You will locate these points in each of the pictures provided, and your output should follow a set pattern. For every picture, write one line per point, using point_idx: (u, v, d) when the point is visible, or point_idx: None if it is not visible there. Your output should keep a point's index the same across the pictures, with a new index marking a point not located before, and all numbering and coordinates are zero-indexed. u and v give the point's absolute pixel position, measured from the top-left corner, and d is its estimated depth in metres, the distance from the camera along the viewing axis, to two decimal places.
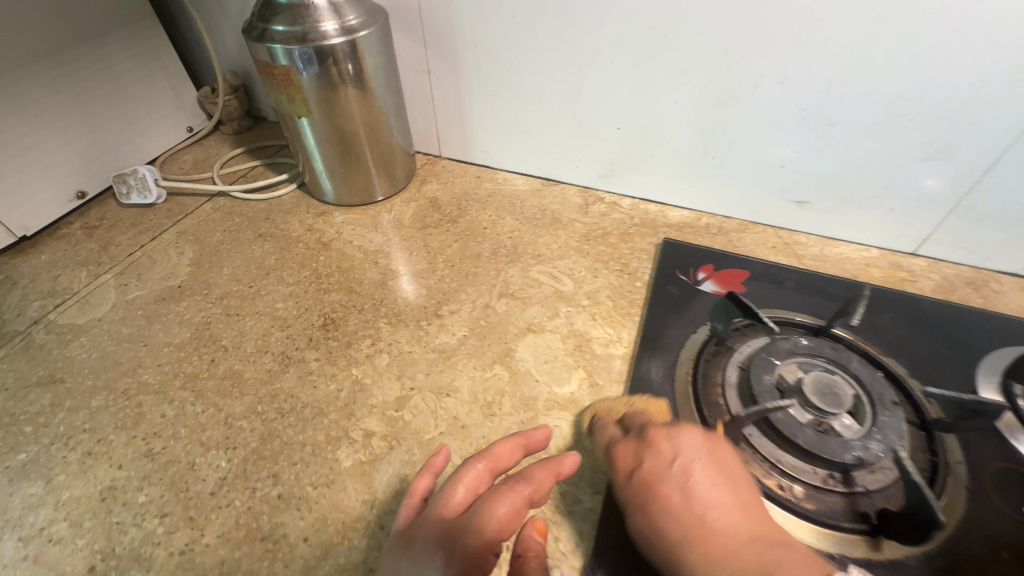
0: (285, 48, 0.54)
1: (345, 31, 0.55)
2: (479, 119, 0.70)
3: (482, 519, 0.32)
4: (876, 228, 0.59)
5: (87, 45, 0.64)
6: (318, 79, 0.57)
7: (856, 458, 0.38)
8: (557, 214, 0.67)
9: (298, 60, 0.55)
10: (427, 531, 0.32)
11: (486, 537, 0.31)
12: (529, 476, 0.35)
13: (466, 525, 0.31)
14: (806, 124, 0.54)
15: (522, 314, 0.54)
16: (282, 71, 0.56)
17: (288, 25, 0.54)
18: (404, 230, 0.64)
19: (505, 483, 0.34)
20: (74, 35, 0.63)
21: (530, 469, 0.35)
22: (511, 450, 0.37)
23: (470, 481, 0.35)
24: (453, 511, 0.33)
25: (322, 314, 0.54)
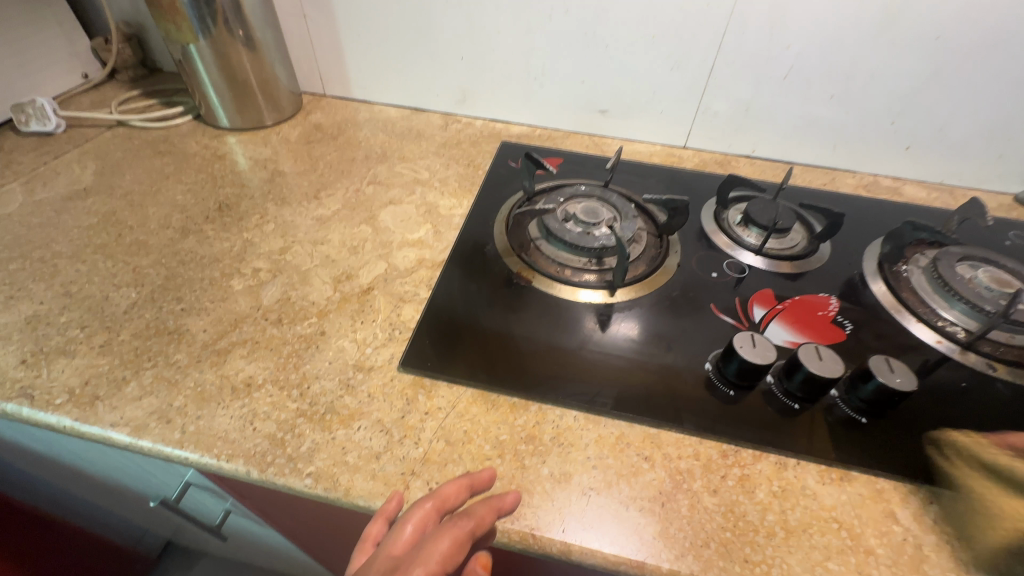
0: None
1: None
2: (353, 57, 0.83)
3: (425, 554, 0.34)
4: (655, 129, 0.80)
5: None
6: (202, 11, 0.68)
7: (606, 247, 0.57)
8: (422, 131, 0.82)
9: None
10: (376, 569, 0.35)
11: (427, 570, 0.33)
12: (471, 512, 0.36)
13: (409, 563, 0.34)
14: (591, 46, 0.73)
15: (386, 193, 0.69)
16: (168, 2, 0.67)
17: None
18: (291, 145, 0.77)
19: (448, 522, 0.36)
20: None
21: (472, 506, 0.36)
22: (456, 490, 0.37)
23: (417, 521, 0.36)
24: (401, 548, 0.35)
25: (217, 202, 0.66)
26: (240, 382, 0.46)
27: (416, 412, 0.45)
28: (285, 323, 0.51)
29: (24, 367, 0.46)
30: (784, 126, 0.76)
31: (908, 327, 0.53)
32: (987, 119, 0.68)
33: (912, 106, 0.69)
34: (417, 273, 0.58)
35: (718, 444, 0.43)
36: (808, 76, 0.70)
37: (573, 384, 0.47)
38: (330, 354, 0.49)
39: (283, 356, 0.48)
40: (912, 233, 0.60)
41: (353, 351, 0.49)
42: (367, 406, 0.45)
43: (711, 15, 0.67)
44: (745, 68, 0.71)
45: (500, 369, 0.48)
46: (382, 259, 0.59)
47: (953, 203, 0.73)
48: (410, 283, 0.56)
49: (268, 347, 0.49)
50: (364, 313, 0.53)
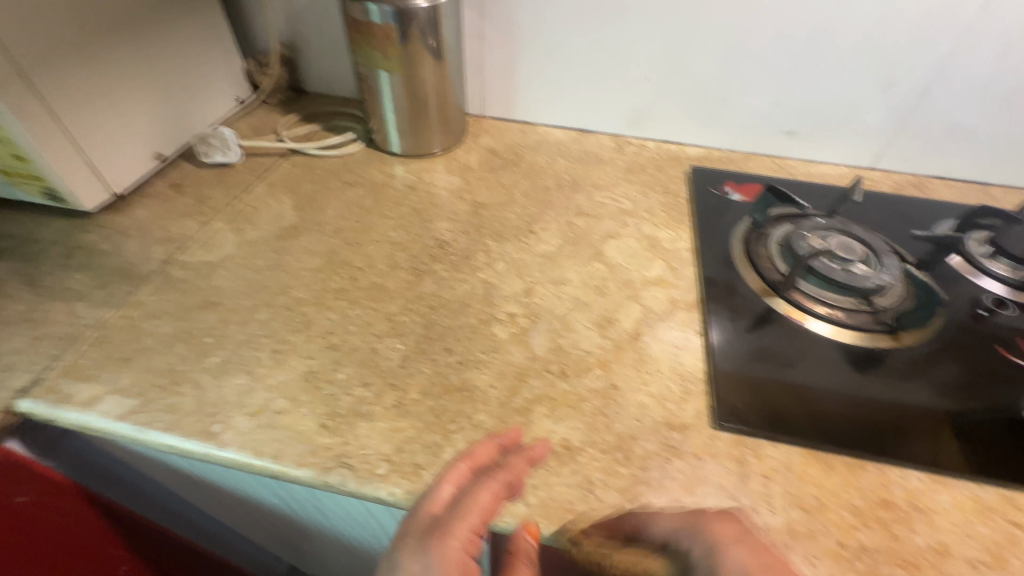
0: (379, 7, 0.63)
1: None
2: (524, 79, 0.81)
3: (467, 510, 0.37)
4: (844, 149, 0.77)
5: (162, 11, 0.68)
6: (408, 34, 0.65)
7: (874, 284, 0.54)
8: (599, 155, 0.79)
9: (390, 17, 0.64)
10: (416, 527, 0.37)
11: (470, 523, 0.37)
12: (508, 467, 0.39)
13: (450, 519, 0.37)
14: (796, 67, 0.71)
15: (599, 226, 0.66)
16: (381, 30, 0.65)
17: None
18: (476, 173, 0.74)
19: (486, 477, 0.38)
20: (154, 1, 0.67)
21: (508, 461, 0.40)
22: (489, 450, 0.40)
23: (454, 480, 0.38)
24: (440, 507, 0.37)
25: (434, 238, 0.63)
26: (559, 445, 0.44)
27: (755, 475, 0.42)
28: (570, 375, 0.49)
29: (327, 431, 0.44)
30: (989, 146, 0.73)
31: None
32: None
33: None
34: (675, 315, 0.55)
35: None
36: None
37: (908, 441, 0.44)
38: (635, 411, 0.46)
39: (588, 414, 0.46)
40: None
41: (656, 407, 0.47)
42: (703, 471, 0.42)
43: (939, 36, 0.64)
44: (961, 89, 0.68)
45: (823, 427, 0.45)
46: (632, 301, 0.56)
47: None
48: (675, 327, 0.54)
49: (567, 404, 0.47)
50: (645, 362, 0.50)
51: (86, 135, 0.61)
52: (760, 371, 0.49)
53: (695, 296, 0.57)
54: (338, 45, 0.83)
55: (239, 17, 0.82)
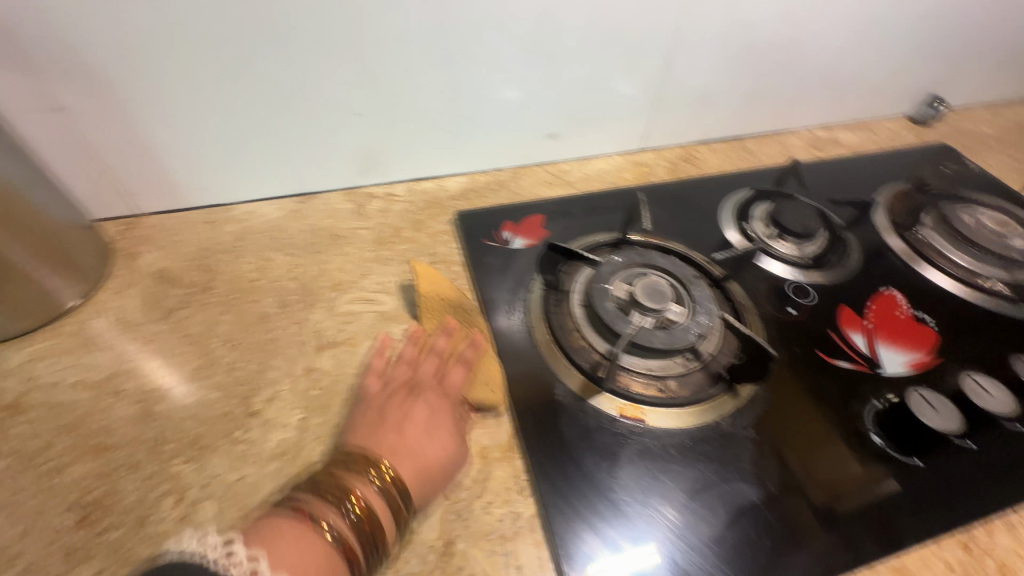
0: None
1: None
2: (174, 152, 0.52)
3: (409, 424, 0.38)
4: (611, 138, 0.68)
5: None
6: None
7: (696, 334, 0.45)
8: (334, 229, 0.57)
9: None
10: (370, 434, 0.38)
11: (417, 428, 0.38)
12: (434, 370, 0.43)
13: (394, 426, 0.38)
14: (533, 62, 0.57)
15: (356, 359, 0.45)
16: None
17: None
18: (140, 333, 0.47)
19: (426, 393, 0.41)
20: None
21: (439, 371, 0.43)
22: (456, 372, 0.42)
23: (421, 404, 0.40)
24: (391, 411, 0.39)
25: (71, 508, 0.36)
26: None
27: None
28: None
29: None
30: (735, 103, 0.70)
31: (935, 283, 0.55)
32: (900, 54, 0.71)
33: (843, 57, 0.69)
34: (493, 477, 0.39)
35: (954, 538, 0.37)
36: (761, 48, 0.64)
37: (791, 549, 0.36)
38: None
39: None
40: (930, 199, 0.63)
41: None
42: None
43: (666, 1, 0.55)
44: (700, 54, 0.62)
45: None
46: None
47: (882, 139, 0.77)
48: (496, 502, 0.38)
49: None
50: None
51: None
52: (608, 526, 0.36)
53: (510, 429, 0.41)
54: None
55: None
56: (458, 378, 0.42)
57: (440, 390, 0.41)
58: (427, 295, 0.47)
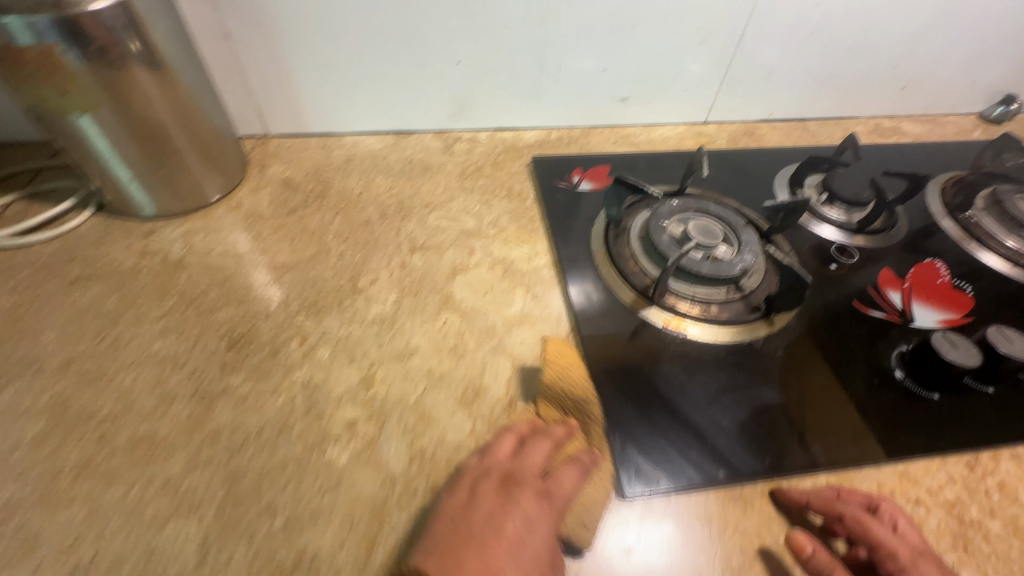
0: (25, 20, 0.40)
1: None
2: (307, 83, 0.63)
3: (493, 532, 0.35)
4: (678, 108, 0.73)
5: None
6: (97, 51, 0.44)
7: (742, 269, 0.50)
8: (426, 162, 0.66)
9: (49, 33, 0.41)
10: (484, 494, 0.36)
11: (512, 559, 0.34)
12: (557, 474, 0.38)
13: (481, 542, 0.34)
14: (617, 28, 0.63)
15: (442, 261, 0.54)
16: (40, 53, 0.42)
17: None
18: (269, 222, 0.56)
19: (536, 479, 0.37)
20: None
21: (555, 472, 0.38)
22: (569, 475, 0.38)
23: (520, 512, 0.36)
24: (484, 504, 0.36)
25: (223, 335, 0.46)
26: None
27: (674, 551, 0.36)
28: (441, 490, 0.38)
29: None
30: (801, 84, 0.74)
31: (985, 260, 0.58)
32: (972, 50, 0.73)
33: (915, 47, 0.71)
34: None
35: (959, 458, 0.42)
36: (832, 31, 0.67)
37: (807, 442, 0.42)
38: None
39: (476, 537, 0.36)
40: (987, 183, 0.63)
41: None
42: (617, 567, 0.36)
43: None
44: (772, 32, 0.66)
45: (728, 458, 0.41)
46: (498, 355, 0.46)
47: (947, 133, 0.79)
48: None
49: None
50: None
51: None
52: (647, 405, 0.43)
53: (568, 328, 0.49)
54: None
55: None
56: (569, 478, 0.38)
57: (543, 495, 0.37)
58: (555, 354, 0.43)
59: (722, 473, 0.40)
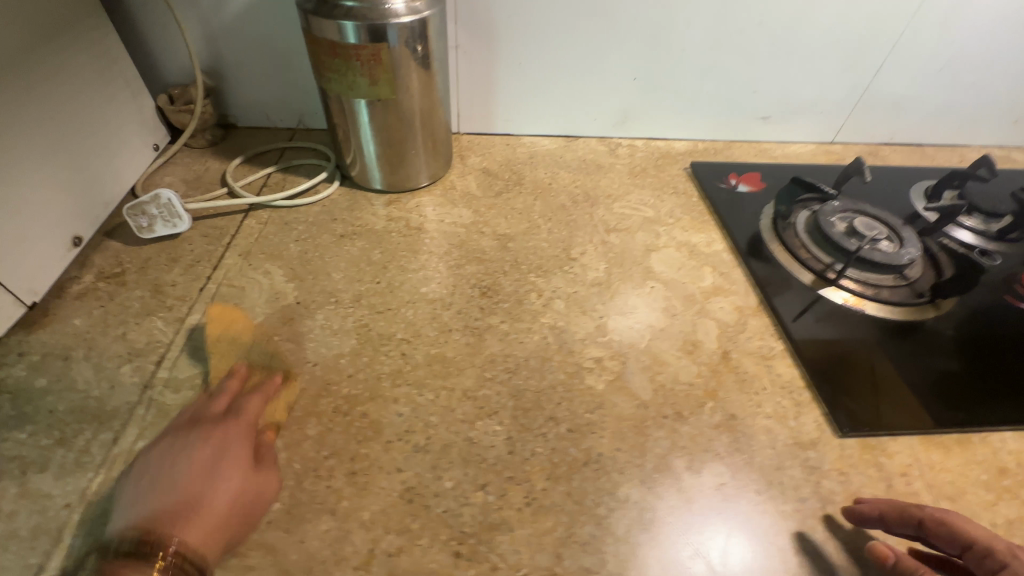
0: (356, 24, 0.51)
1: (412, 10, 0.52)
2: (505, 89, 0.74)
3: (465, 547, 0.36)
4: (811, 129, 0.82)
5: (49, 46, 0.51)
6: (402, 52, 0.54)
7: (908, 260, 0.58)
8: (597, 162, 0.76)
9: (367, 36, 0.52)
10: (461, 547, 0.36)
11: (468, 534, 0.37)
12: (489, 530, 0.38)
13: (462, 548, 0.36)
14: (775, 55, 0.73)
15: (635, 241, 0.63)
16: (371, 51, 0.53)
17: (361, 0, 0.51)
18: (482, 201, 0.66)
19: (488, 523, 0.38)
20: (32, 36, 0.49)
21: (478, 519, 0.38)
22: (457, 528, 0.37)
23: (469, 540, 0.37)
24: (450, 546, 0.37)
25: (474, 286, 0.55)
26: (715, 499, 0.41)
27: (896, 476, 0.43)
28: (687, 415, 0.46)
29: (465, 561, 0.36)
30: (924, 113, 0.82)
31: None
32: None
33: None
34: (750, 324, 0.54)
35: None
36: (961, 67, 0.76)
37: (988, 405, 0.48)
38: (764, 438, 0.45)
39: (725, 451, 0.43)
40: None
41: (780, 429, 0.45)
42: (852, 485, 0.42)
43: (893, 20, 0.70)
44: (907, 66, 0.76)
45: (922, 409, 0.47)
46: (704, 317, 0.54)
47: None
48: (755, 337, 0.53)
49: (701, 449, 0.43)
50: (748, 382, 0.49)
51: None
52: (842, 362, 0.51)
53: (756, 300, 0.57)
54: (279, 67, 0.69)
55: (139, 43, 0.65)
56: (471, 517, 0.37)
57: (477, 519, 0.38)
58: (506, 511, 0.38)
59: (920, 421, 0.47)
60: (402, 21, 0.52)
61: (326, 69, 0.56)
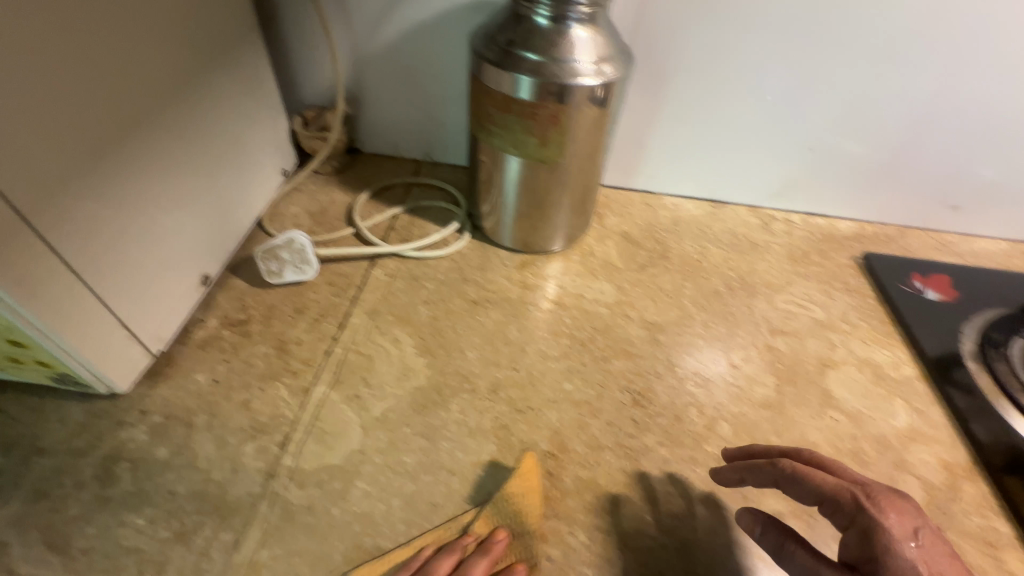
0: (534, 80, 0.44)
1: (598, 72, 0.44)
2: (659, 143, 0.66)
3: None
4: (1010, 225, 0.69)
5: (213, 74, 0.48)
6: (585, 117, 0.47)
7: None
8: (750, 238, 0.66)
9: (541, 95, 0.44)
10: None
11: None
12: None
13: None
14: (992, 141, 0.61)
15: (806, 350, 0.53)
16: (550, 112, 0.45)
17: (543, 54, 0.44)
18: (625, 274, 0.59)
19: None
20: (199, 62, 0.46)
21: None
22: None
23: None
24: None
25: (624, 389, 0.48)
26: None
27: None
28: None
29: None
30: None
31: None
32: None
33: None
34: (964, 491, 0.44)
35: None
36: None
37: None
38: None
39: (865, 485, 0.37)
40: None
41: None
42: None
43: None
44: None
45: None
46: (904, 472, 0.45)
47: None
48: (973, 512, 0.43)
49: None
50: None
51: (119, 287, 0.39)
52: None
53: (968, 457, 0.46)
54: (420, 98, 0.63)
55: (286, 63, 0.62)
56: None
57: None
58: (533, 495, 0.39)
59: None
60: (582, 82, 0.44)
61: (491, 121, 0.49)
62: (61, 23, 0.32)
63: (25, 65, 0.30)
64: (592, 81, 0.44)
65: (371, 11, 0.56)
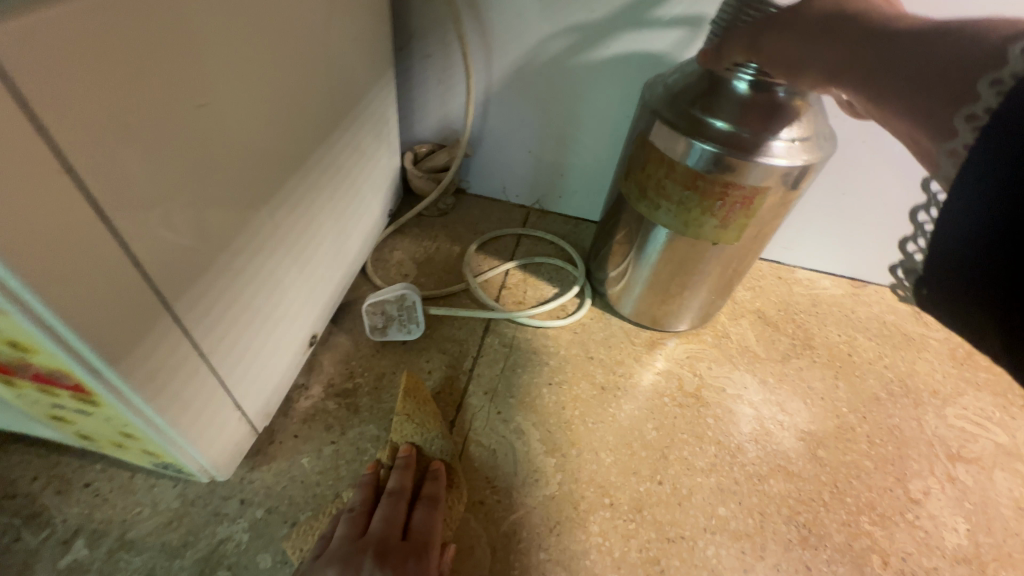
0: (716, 151, 0.37)
1: (796, 154, 0.37)
2: (808, 214, 0.57)
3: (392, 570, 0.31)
4: None
5: (350, 115, 0.43)
6: (777, 203, 0.40)
7: None
8: (903, 329, 0.58)
9: (720, 168, 0.37)
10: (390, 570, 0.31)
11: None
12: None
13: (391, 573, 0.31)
14: None
15: (997, 485, 0.45)
16: (744, 194, 0.38)
17: (736, 123, 0.36)
18: (766, 365, 0.51)
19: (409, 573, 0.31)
20: (341, 103, 0.41)
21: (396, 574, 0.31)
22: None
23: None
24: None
25: (788, 522, 0.40)
26: None
27: None
28: None
29: None
30: None
31: None
32: None
33: None
34: None
35: None
36: None
37: None
38: None
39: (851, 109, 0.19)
40: None
41: None
42: None
43: None
44: None
45: None
46: None
47: None
48: None
49: None
50: None
51: (237, 364, 0.33)
52: None
53: None
54: (546, 147, 0.58)
55: (406, 98, 0.57)
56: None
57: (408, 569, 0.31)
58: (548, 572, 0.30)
59: None
60: (774, 163, 0.36)
61: (662, 194, 0.42)
62: (238, 69, 0.28)
63: (199, 121, 0.25)
64: (785, 164, 0.37)
65: (513, 54, 0.51)
